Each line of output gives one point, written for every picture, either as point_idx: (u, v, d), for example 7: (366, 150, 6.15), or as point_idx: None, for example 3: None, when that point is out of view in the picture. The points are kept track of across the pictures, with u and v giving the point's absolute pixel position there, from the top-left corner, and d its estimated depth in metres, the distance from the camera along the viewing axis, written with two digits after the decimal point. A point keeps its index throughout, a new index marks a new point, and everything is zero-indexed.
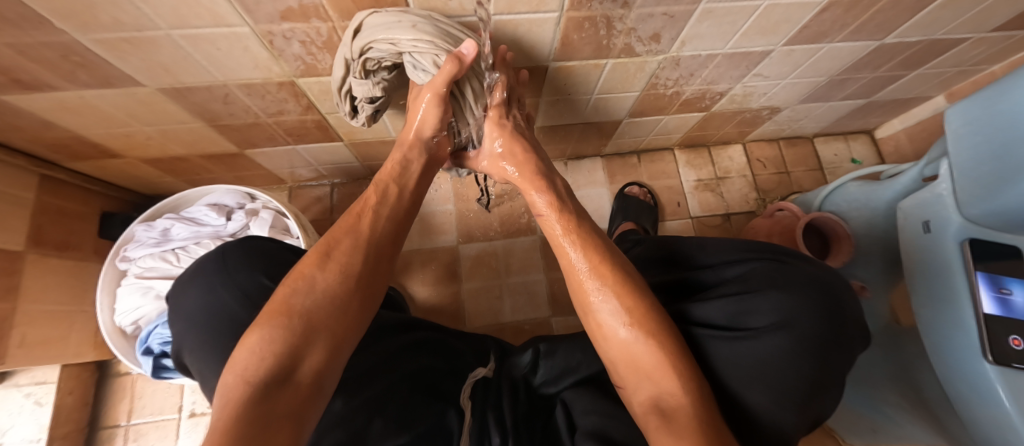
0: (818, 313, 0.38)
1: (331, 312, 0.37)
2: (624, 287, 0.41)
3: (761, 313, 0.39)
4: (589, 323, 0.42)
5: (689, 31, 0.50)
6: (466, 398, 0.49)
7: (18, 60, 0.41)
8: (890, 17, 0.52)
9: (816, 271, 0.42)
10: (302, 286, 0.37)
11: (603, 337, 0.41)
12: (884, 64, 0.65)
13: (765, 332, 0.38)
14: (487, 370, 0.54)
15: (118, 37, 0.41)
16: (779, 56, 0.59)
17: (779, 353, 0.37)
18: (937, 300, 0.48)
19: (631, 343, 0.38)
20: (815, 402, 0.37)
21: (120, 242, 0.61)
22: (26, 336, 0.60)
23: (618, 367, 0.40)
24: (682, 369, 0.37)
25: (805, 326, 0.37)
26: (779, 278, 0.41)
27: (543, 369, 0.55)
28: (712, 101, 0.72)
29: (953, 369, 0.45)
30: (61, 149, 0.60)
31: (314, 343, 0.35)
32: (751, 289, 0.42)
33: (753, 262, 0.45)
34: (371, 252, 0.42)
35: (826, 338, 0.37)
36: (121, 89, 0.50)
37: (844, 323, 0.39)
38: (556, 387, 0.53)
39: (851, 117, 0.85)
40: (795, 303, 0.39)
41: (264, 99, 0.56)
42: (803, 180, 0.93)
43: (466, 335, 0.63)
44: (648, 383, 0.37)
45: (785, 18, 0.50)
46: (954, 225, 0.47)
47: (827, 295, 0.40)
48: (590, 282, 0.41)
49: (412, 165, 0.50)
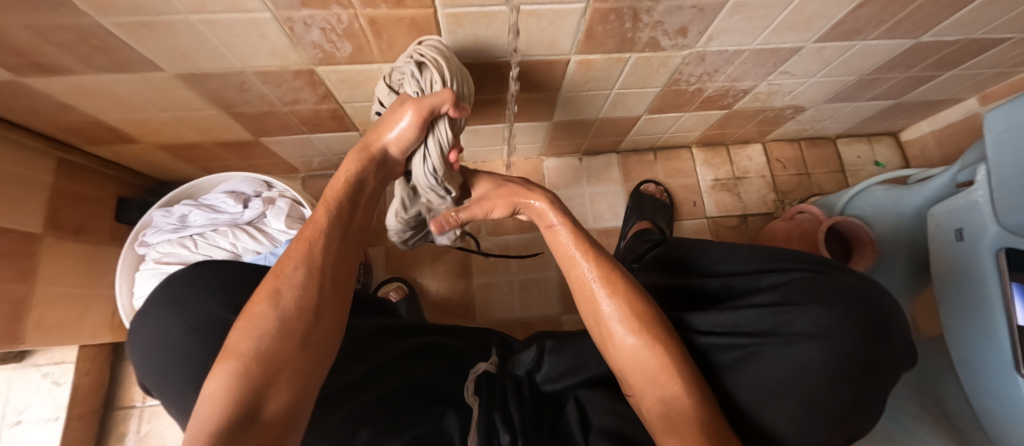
0: (857, 327, 0.36)
1: (289, 346, 0.35)
2: (625, 295, 0.42)
3: (793, 325, 0.38)
4: (598, 332, 0.44)
5: (718, 25, 0.48)
6: (471, 395, 0.49)
7: (36, 42, 0.41)
8: (930, 14, 0.50)
9: (859, 285, 0.39)
10: (256, 324, 0.36)
11: (609, 346, 0.42)
12: (918, 64, 0.62)
13: (798, 339, 0.37)
14: (490, 365, 0.55)
15: (136, 21, 0.40)
16: (809, 53, 0.57)
17: (809, 366, 0.35)
18: (969, 313, 0.47)
19: (636, 348, 0.39)
20: (848, 420, 0.34)
21: (139, 227, 0.61)
22: (43, 318, 0.60)
23: (629, 373, 0.40)
24: (681, 372, 0.37)
25: (843, 341, 0.35)
26: (820, 291, 0.39)
27: (546, 366, 0.54)
28: (735, 99, 0.70)
29: (982, 382, 0.45)
30: (79, 133, 0.61)
31: (284, 380, 0.34)
32: (791, 299, 0.40)
33: (792, 273, 0.42)
34: (326, 278, 0.40)
35: (864, 353, 0.35)
36: (138, 74, 0.49)
37: (889, 342, 0.36)
38: (563, 385, 0.52)
39: (877, 118, 0.83)
40: (837, 317, 0.36)
41: (280, 87, 0.55)
42: (823, 182, 0.91)
43: (464, 330, 0.62)
44: (653, 387, 0.38)
45: (819, 13, 0.47)
46: (990, 234, 0.45)
47: (870, 311, 0.37)
48: (599, 291, 0.43)
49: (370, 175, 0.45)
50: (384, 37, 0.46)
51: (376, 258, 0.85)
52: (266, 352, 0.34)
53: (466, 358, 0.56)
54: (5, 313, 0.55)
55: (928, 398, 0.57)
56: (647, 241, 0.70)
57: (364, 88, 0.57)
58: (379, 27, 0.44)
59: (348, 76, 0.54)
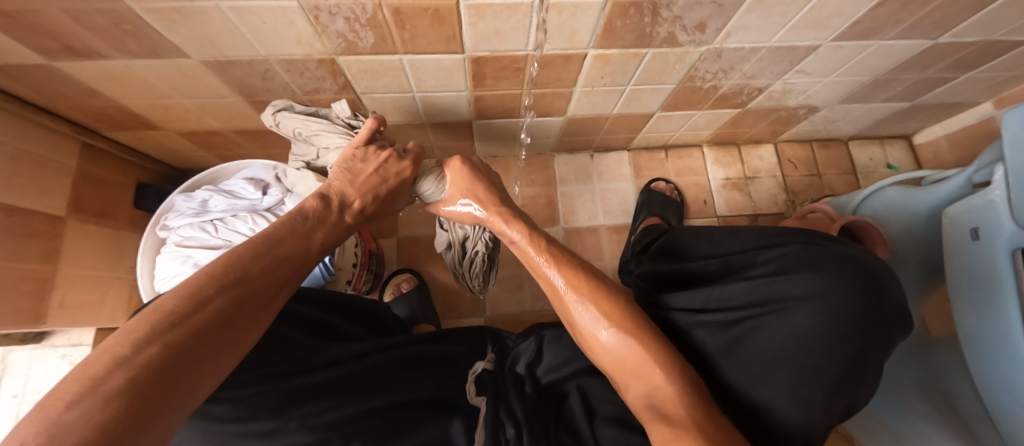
0: (852, 290, 0.37)
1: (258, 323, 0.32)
2: (591, 294, 0.41)
3: (786, 293, 0.39)
4: (577, 333, 0.42)
5: (736, 22, 0.49)
6: (476, 397, 0.49)
7: (72, 26, 0.43)
8: (948, 14, 0.50)
9: (851, 253, 0.40)
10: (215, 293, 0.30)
11: (589, 344, 0.41)
12: (934, 65, 0.62)
13: (796, 306, 0.38)
14: (487, 365, 0.55)
15: (168, 7, 0.41)
16: (826, 52, 0.57)
17: (809, 331, 0.36)
18: (983, 311, 0.48)
19: (612, 342, 0.39)
20: (849, 383, 0.34)
21: (161, 211, 0.62)
22: (65, 298, 0.61)
23: (615, 369, 0.39)
24: (665, 359, 0.36)
25: (840, 304, 0.36)
26: (812, 259, 0.40)
27: (546, 357, 0.54)
28: (749, 97, 0.71)
29: (997, 380, 0.45)
30: (103, 118, 0.62)
31: (171, 389, 0.25)
32: (786, 269, 0.41)
33: (786, 246, 0.43)
34: (286, 268, 0.36)
35: (861, 315, 0.36)
36: (166, 61, 0.50)
37: (885, 305, 0.37)
38: (561, 375, 0.52)
39: (891, 120, 0.83)
40: (831, 282, 0.37)
41: (303, 76, 0.56)
42: (835, 183, 0.91)
43: (456, 332, 0.60)
44: (636, 381, 0.37)
45: (837, 11, 0.48)
46: (1006, 233, 0.45)
47: (865, 276, 0.38)
48: (570, 296, 0.41)
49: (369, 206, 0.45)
50: (407, 28, 0.47)
51: (388, 249, 0.86)
52: (196, 323, 0.28)
53: (460, 361, 0.55)
54: (29, 292, 0.56)
55: (938, 397, 0.58)
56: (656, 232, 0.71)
57: (384, 79, 0.58)
58: (403, 18, 0.44)
59: (370, 66, 0.54)
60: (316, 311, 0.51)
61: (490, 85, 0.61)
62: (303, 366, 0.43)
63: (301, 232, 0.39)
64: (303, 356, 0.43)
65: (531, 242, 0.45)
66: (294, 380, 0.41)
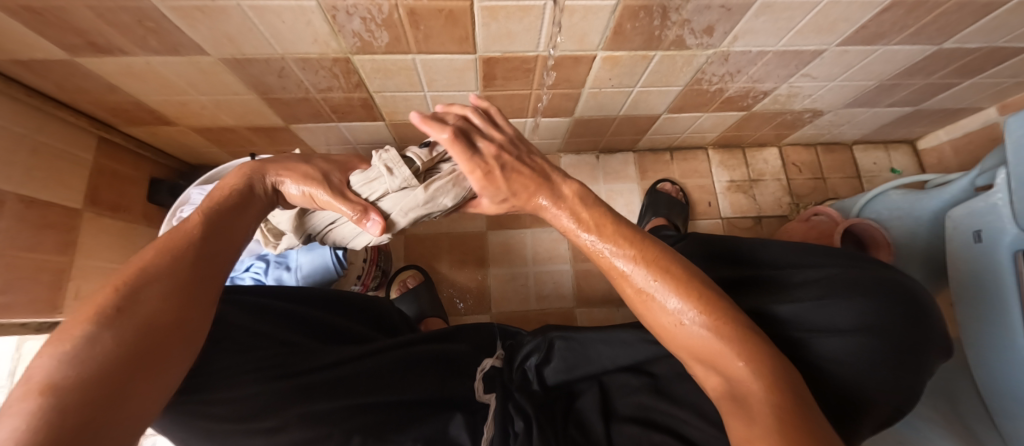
0: (897, 315, 0.37)
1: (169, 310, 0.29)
2: (675, 275, 0.35)
3: (831, 316, 0.38)
4: (648, 320, 0.36)
5: (743, 26, 0.50)
6: (486, 394, 0.49)
7: (97, 23, 0.44)
8: (953, 20, 0.51)
9: (893, 277, 0.41)
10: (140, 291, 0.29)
11: (663, 332, 0.35)
12: (938, 70, 0.63)
13: (842, 329, 0.38)
14: (496, 361, 0.56)
15: (191, 6, 0.42)
16: (832, 56, 0.58)
17: (854, 355, 0.36)
18: (988, 313, 0.48)
19: (697, 331, 0.33)
20: (886, 404, 0.35)
21: (176, 203, 0.61)
22: (80, 289, 0.62)
23: (694, 359, 0.34)
24: (750, 350, 0.31)
25: (888, 330, 0.36)
26: (856, 282, 0.40)
27: (556, 359, 0.53)
28: (754, 100, 0.71)
29: (1002, 382, 0.46)
30: (120, 113, 0.63)
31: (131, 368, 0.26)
32: (831, 291, 0.40)
33: (826, 268, 0.43)
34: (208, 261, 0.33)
35: (906, 342, 0.36)
36: (185, 58, 0.52)
37: (928, 331, 0.37)
38: (571, 376, 0.51)
39: (896, 124, 0.83)
40: (878, 307, 0.38)
41: (317, 74, 0.57)
42: (839, 187, 0.91)
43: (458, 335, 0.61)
44: (717, 370, 0.32)
45: (843, 16, 0.49)
46: (1009, 236, 0.46)
47: (908, 302, 0.38)
48: (637, 274, 0.35)
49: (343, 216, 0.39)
50: (421, 28, 0.48)
51: (395, 246, 0.86)
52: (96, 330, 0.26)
53: (465, 359, 0.55)
54: (46, 282, 0.57)
55: (942, 402, 0.57)
56: (666, 236, 0.72)
57: (396, 78, 0.59)
58: (418, 18, 0.46)
59: (383, 65, 0.56)
60: (309, 310, 0.53)
61: (500, 85, 0.62)
62: (299, 368, 0.44)
63: (203, 230, 0.35)
64: (301, 357, 0.45)
65: (588, 219, 0.37)
66: (292, 380, 0.43)
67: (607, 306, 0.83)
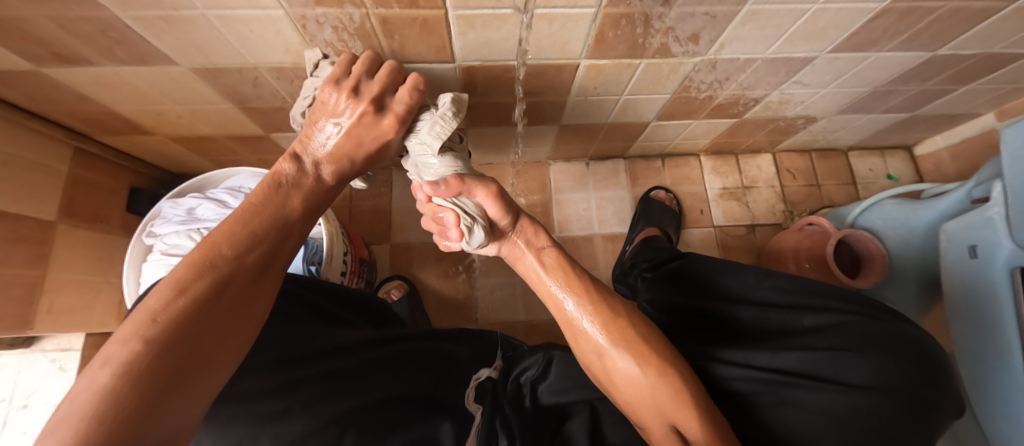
0: (907, 375, 0.38)
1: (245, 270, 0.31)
2: (628, 332, 0.38)
3: (844, 370, 0.39)
4: (598, 365, 0.39)
5: (730, 33, 0.48)
6: (472, 404, 0.48)
7: (58, 33, 0.42)
8: (947, 26, 0.49)
9: (912, 334, 0.41)
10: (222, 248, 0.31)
11: (611, 379, 0.38)
12: (934, 77, 0.61)
13: (858, 385, 0.38)
14: (491, 372, 0.54)
15: (154, 15, 0.41)
16: (823, 63, 0.57)
17: (868, 413, 0.36)
18: (985, 330, 0.46)
19: (635, 375, 0.36)
20: None
21: (147, 218, 0.59)
22: (54, 304, 0.61)
23: (634, 405, 0.37)
24: (697, 403, 0.34)
25: (898, 390, 0.37)
26: (871, 336, 0.41)
27: (553, 377, 0.52)
28: (745, 107, 0.70)
29: (1005, 404, 0.44)
30: (95, 123, 0.62)
31: (174, 383, 0.25)
32: (846, 344, 0.41)
33: (842, 315, 0.44)
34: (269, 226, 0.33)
35: (915, 403, 0.37)
36: (155, 68, 0.50)
37: (937, 393, 0.38)
38: (566, 398, 0.50)
39: (891, 131, 0.81)
40: (888, 366, 0.39)
41: (292, 84, 0.56)
42: (834, 194, 0.89)
43: (461, 334, 0.59)
44: (664, 417, 0.35)
45: (833, 23, 0.47)
46: (1005, 253, 0.44)
47: (920, 364, 0.39)
48: (590, 327, 0.38)
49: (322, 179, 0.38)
50: (396, 38, 0.46)
51: (381, 255, 0.85)
52: (161, 321, 0.26)
53: (462, 365, 0.54)
54: (18, 297, 0.55)
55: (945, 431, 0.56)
56: (663, 248, 0.71)
57: None
58: (391, 27, 0.44)
59: None
60: (320, 297, 0.53)
61: (482, 94, 0.61)
62: (307, 351, 0.43)
63: (278, 199, 0.35)
64: (305, 341, 0.44)
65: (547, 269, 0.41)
66: (298, 370, 0.41)
67: None
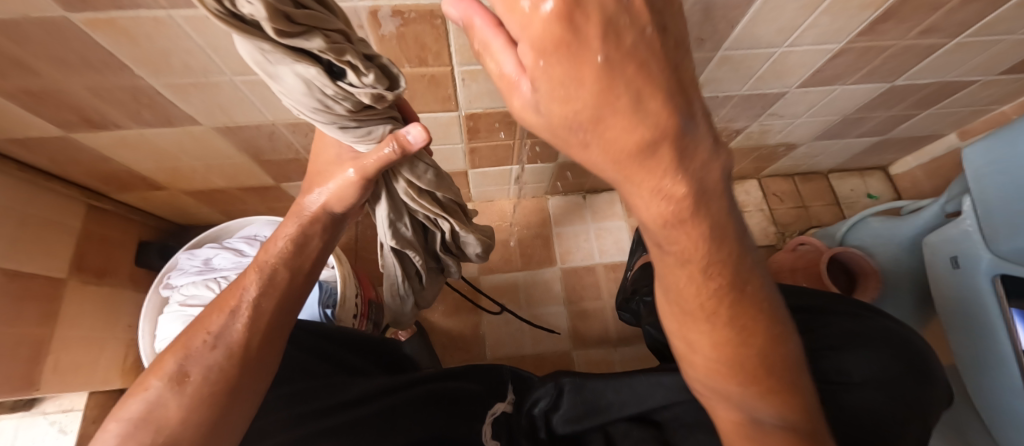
0: (901, 368, 0.39)
1: (233, 353, 0.35)
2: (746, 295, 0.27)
3: (840, 367, 0.40)
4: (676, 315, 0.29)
5: (707, 75, 0.54)
6: (491, 441, 0.46)
7: (92, 100, 0.46)
8: (900, 61, 0.56)
9: (894, 327, 0.44)
10: (217, 333, 0.35)
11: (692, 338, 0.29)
12: (898, 103, 0.67)
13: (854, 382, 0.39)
14: (506, 406, 0.54)
15: (185, 82, 0.44)
16: (795, 96, 0.62)
17: (873, 411, 0.37)
18: (976, 335, 0.48)
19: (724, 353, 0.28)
20: None
21: (165, 269, 0.60)
22: (61, 362, 0.60)
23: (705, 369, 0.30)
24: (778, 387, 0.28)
25: (894, 383, 0.38)
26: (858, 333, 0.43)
27: (565, 407, 0.51)
28: (729, 138, 0.75)
29: (1007, 406, 0.45)
30: (112, 180, 0.64)
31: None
32: (835, 343, 0.42)
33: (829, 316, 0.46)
34: (262, 307, 0.38)
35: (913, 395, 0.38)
36: (179, 128, 0.54)
37: (932, 384, 0.40)
38: (580, 426, 0.50)
39: (866, 153, 0.87)
40: (879, 360, 0.40)
41: (307, 137, 0.59)
42: (821, 214, 0.94)
43: (479, 370, 0.60)
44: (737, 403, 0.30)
45: (799, 64, 0.54)
46: (984, 262, 0.46)
47: (910, 356, 0.41)
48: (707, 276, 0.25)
49: (313, 240, 0.42)
50: (406, 92, 0.50)
51: None
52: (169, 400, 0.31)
53: (481, 401, 0.54)
54: (25, 357, 0.54)
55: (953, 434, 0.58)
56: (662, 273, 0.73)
57: None
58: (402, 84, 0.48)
59: None
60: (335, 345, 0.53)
61: (484, 138, 0.65)
62: (337, 401, 0.46)
63: (270, 278, 0.39)
64: (330, 391, 0.46)
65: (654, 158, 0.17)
66: (317, 420, 0.43)
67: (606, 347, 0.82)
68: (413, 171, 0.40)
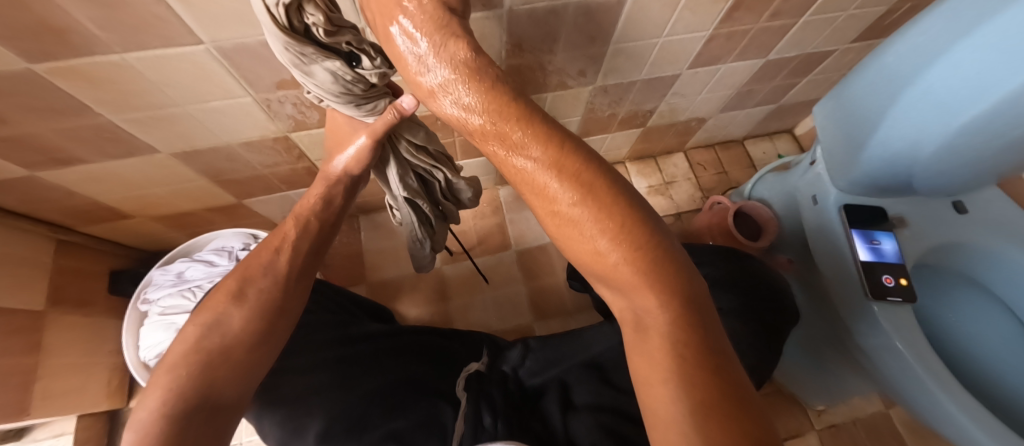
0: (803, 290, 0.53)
1: (276, 285, 0.40)
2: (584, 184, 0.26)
3: None
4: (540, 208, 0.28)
5: (607, 66, 0.64)
6: (460, 391, 0.50)
7: (59, 141, 0.51)
8: (764, 40, 0.67)
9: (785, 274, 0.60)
10: (268, 263, 0.40)
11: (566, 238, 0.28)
12: (778, 74, 0.79)
13: None
14: (480, 365, 0.57)
15: (143, 115, 0.50)
16: (688, 77, 0.73)
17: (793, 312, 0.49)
18: (830, 258, 0.57)
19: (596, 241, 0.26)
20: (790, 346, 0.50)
21: (141, 286, 0.65)
22: (48, 388, 0.64)
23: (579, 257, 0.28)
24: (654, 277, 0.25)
25: None
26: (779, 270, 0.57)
27: (530, 361, 0.59)
28: (645, 118, 0.85)
29: (852, 314, 0.53)
30: (80, 215, 0.68)
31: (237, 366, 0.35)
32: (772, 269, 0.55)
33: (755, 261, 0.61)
34: (302, 246, 0.43)
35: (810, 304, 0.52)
36: (141, 157, 0.59)
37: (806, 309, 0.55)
38: (541, 377, 0.56)
39: (768, 119, 1.00)
40: None
41: (261, 153, 0.66)
42: (740, 176, 1.06)
43: (462, 335, 0.68)
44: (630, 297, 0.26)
45: (682, 48, 0.64)
46: (834, 197, 0.59)
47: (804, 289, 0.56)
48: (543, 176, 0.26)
49: (338, 198, 0.47)
50: None
51: None
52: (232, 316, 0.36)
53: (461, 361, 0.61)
54: (14, 385, 0.59)
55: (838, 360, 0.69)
56: None
57: None
58: None
59: (319, 138, 0.65)
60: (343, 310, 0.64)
61: None
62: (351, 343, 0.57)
63: (308, 225, 0.44)
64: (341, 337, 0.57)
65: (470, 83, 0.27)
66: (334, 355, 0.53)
67: (562, 315, 0.90)
68: (411, 134, 0.46)
